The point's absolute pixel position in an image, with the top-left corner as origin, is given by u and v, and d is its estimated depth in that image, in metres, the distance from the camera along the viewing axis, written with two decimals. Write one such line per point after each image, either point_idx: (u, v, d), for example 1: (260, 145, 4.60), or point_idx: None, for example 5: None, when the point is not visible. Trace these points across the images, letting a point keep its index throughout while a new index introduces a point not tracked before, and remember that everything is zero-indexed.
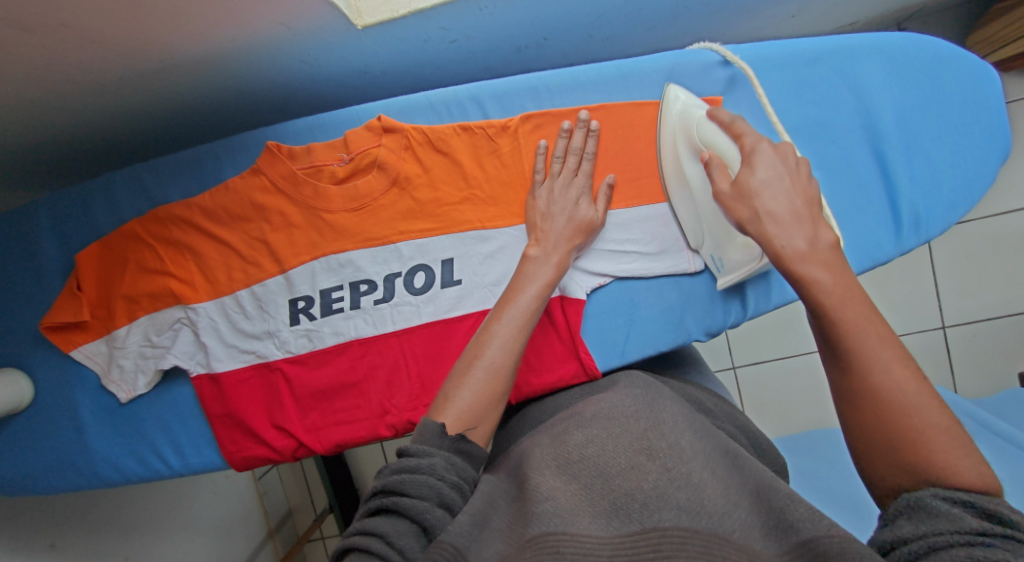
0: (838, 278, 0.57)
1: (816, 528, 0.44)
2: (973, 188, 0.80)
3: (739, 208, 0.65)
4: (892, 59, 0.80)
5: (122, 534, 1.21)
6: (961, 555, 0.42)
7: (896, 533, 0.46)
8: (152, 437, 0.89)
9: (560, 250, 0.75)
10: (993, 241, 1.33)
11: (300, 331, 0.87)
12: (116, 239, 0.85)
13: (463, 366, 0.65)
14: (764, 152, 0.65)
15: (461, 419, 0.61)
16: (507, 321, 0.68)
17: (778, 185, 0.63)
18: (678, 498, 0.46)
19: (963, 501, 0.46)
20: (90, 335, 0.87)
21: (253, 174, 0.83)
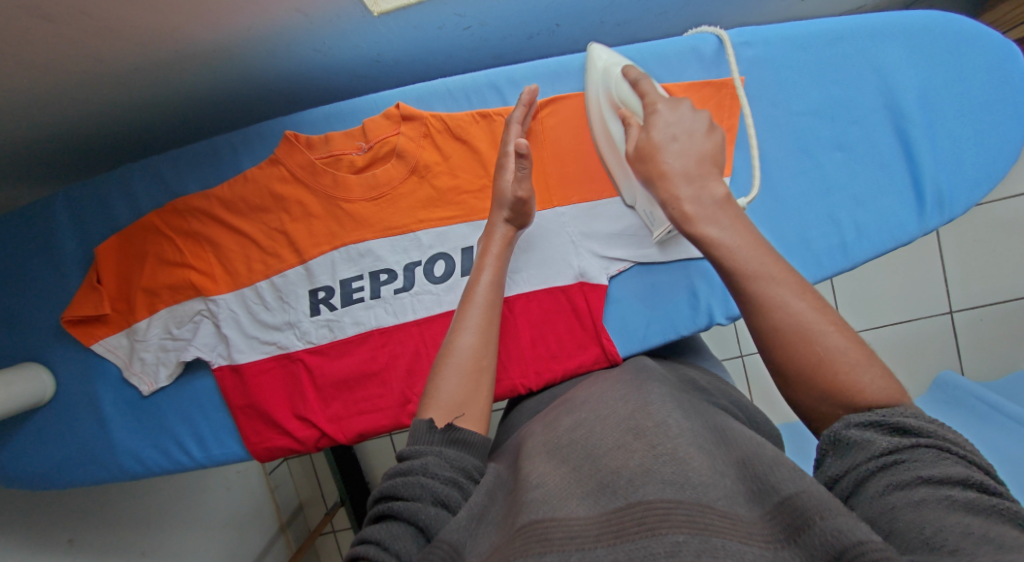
0: (734, 231, 0.58)
1: (793, 485, 0.44)
2: (996, 166, 0.79)
3: (641, 169, 0.64)
4: (915, 37, 0.79)
5: (137, 528, 1.22)
6: (881, 483, 0.44)
7: (826, 473, 0.48)
8: (174, 429, 0.89)
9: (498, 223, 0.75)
10: (1005, 226, 1.33)
11: (321, 321, 0.87)
12: (135, 232, 0.85)
13: (439, 357, 0.65)
14: (661, 113, 0.64)
15: (448, 408, 0.61)
16: (469, 307, 0.68)
17: (678, 142, 0.63)
18: (663, 472, 0.45)
19: (876, 422, 0.47)
20: (112, 328, 0.88)
21: (271, 164, 0.83)
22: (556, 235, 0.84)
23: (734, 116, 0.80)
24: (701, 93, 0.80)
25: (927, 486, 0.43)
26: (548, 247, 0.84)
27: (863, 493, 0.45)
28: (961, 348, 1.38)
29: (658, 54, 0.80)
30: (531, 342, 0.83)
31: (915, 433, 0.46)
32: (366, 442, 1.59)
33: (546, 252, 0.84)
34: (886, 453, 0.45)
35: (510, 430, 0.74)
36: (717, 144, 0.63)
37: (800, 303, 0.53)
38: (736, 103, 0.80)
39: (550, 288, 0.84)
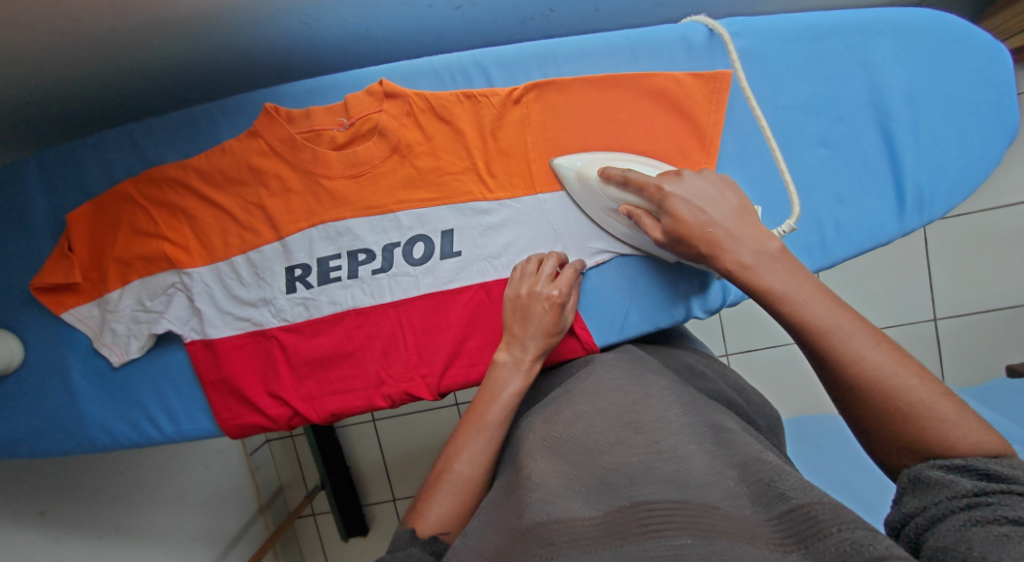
0: (788, 278, 0.62)
1: (805, 496, 0.45)
2: (978, 170, 0.79)
3: (684, 251, 0.69)
4: (905, 34, 0.78)
5: (111, 504, 1.20)
6: (959, 519, 0.48)
7: (903, 510, 0.52)
8: (144, 402, 0.88)
9: (525, 353, 0.73)
10: (992, 234, 1.33)
11: (297, 299, 0.86)
12: (109, 199, 0.83)
13: (434, 478, 0.65)
14: (674, 193, 0.67)
15: (437, 524, 0.62)
16: (475, 435, 0.66)
17: (708, 211, 0.66)
18: (665, 471, 0.48)
19: (961, 466, 0.51)
20: (82, 297, 0.86)
21: (250, 137, 0.81)
22: (538, 222, 0.83)
23: (721, 108, 0.79)
24: (690, 83, 0.79)
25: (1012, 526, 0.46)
26: (529, 233, 0.83)
27: (940, 527, 0.48)
28: (942, 355, 1.39)
29: (647, 42, 0.79)
30: None
31: (1004, 480, 0.49)
32: (350, 428, 1.61)
33: (526, 238, 0.83)
34: (969, 493, 0.49)
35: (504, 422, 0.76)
36: (735, 195, 0.68)
37: (810, 311, 0.60)
38: (723, 96, 0.79)
39: None
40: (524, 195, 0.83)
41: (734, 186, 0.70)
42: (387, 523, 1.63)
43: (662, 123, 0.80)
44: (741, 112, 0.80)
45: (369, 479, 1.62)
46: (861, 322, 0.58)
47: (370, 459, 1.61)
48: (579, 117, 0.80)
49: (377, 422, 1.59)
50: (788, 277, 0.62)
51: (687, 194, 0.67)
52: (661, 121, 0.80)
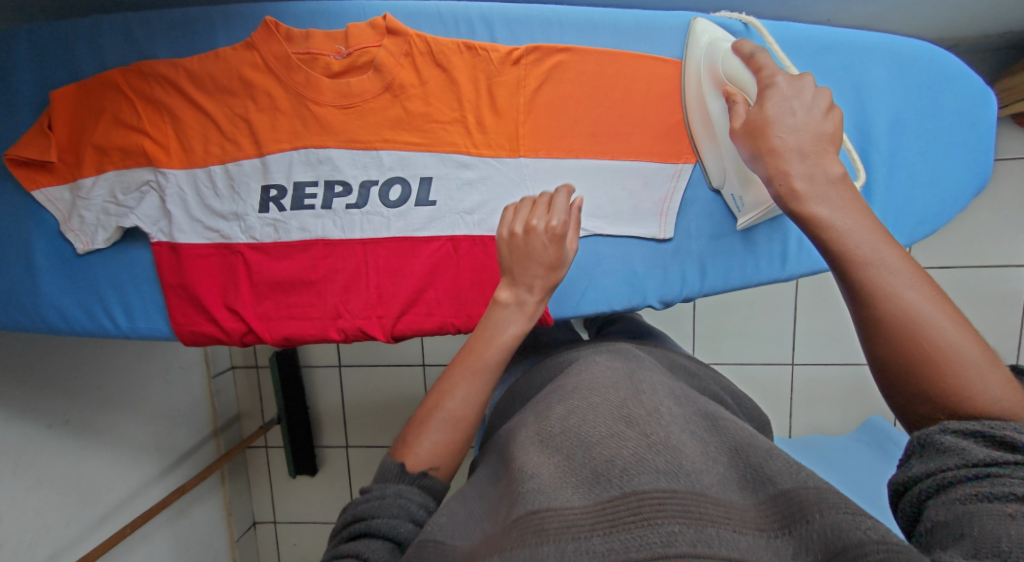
0: (851, 216, 0.58)
1: (791, 479, 0.51)
2: (943, 209, 0.81)
3: (752, 143, 0.64)
4: (901, 63, 0.79)
5: (66, 399, 1.22)
6: (967, 491, 0.47)
7: (909, 473, 0.51)
8: (102, 294, 0.89)
9: (530, 296, 0.69)
10: (968, 292, 1.35)
11: (267, 220, 0.86)
12: (95, 86, 0.83)
13: (424, 414, 0.66)
14: (780, 86, 0.64)
15: (424, 461, 0.64)
16: (470, 375, 0.67)
17: (792, 116, 0.62)
18: (657, 462, 0.51)
19: (978, 432, 0.49)
20: (56, 179, 0.86)
21: (245, 48, 0.81)
22: (515, 185, 0.84)
23: None
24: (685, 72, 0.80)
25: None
26: (504, 193, 0.84)
27: (946, 494, 0.48)
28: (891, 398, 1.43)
29: (652, 26, 0.79)
30: (468, 284, 0.86)
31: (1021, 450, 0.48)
32: (315, 368, 1.62)
33: (499, 200, 0.85)
34: (984, 461, 0.48)
35: (502, 418, 0.78)
36: (834, 120, 0.62)
37: (910, 294, 0.54)
38: None
39: (496, 235, 0.85)
40: (507, 157, 0.83)
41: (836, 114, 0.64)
42: (337, 465, 1.67)
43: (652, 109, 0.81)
44: None
45: (324, 421, 1.65)
46: (941, 299, 0.54)
47: (327, 400, 1.64)
48: (570, 88, 0.81)
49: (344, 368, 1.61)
50: (837, 205, 0.58)
51: (787, 96, 0.63)
52: (651, 107, 0.81)
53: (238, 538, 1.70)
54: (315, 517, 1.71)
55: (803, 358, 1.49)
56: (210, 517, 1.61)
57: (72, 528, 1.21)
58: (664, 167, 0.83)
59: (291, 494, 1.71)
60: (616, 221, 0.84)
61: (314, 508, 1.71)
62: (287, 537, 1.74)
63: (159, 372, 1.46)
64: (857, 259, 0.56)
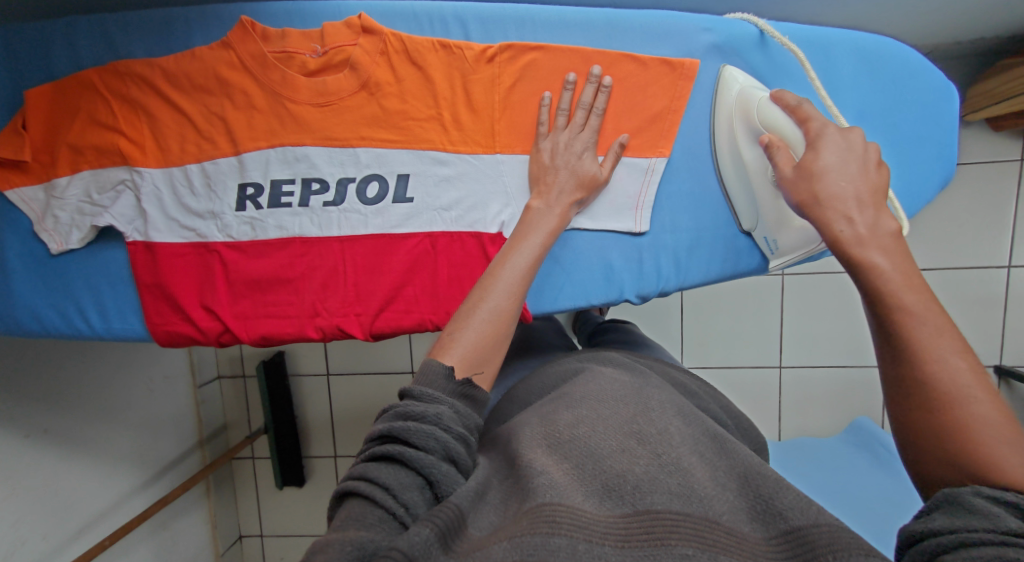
0: (899, 266, 0.59)
1: (804, 517, 0.50)
2: (912, 200, 0.82)
3: (804, 191, 0.67)
4: (865, 58, 0.81)
5: (45, 408, 1.20)
6: (989, 553, 0.44)
7: (927, 524, 0.48)
8: (77, 295, 0.88)
9: (561, 200, 0.77)
10: (947, 293, 1.37)
11: (244, 218, 0.86)
12: (71, 85, 0.83)
13: (468, 309, 0.66)
14: (831, 136, 0.67)
15: (468, 363, 0.63)
16: (509, 268, 0.70)
17: (849, 168, 0.65)
18: (669, 484, 0.52)
19: (1007, 502, 0.47)
20: (30, 179, 0.86)
21: (222, 47, 0.81)
22: (491, 181, 0.85)
23: (684, 97, 0.82)
24: (657, 68, 0.81)
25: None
26: (481, 189, 0.85)
27: (967, 551, 0.44)
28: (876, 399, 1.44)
29: (624, 23, 0.81)
30: (447, 281, 0.86)
31: None
32: (302, 378, 1.61)
33: (477, 196, 0.85)
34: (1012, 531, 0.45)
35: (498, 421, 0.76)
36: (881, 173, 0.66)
37: (956, 360, 0.54)
38: (688, 84, 0.82)
39: (473, 231, 0.86)
40: (483, 153, 0.84)
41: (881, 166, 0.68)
42: (325, 476, 1.65)
43: (626, 103, 0.82)
44: (699, 108, 0.83)
45: (311, 431, 1.63)
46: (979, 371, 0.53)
47: (314, 410, 1.62)
48: (539, 85, 0.82)
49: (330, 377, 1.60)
50: (894, 255, 0.60)
51: (839, 145, 0.67)
52: (626, 103, 0.82)
53: (224, 552, 1.66)
54: (303, 530, 1.69)
55: (790, 360, 1.50)
56: (195, 530, 1.59)
57: (49, 541, 1.18)
58: (639, 160, 0.83)
59: (278, 506, 1.69)
60: (595, 215, 0.84)
61: (302, 521, 1.68)
62: (274, 551, 1.71)
63: (142, 381, 1.44)
64: (910, 312, 0.56)
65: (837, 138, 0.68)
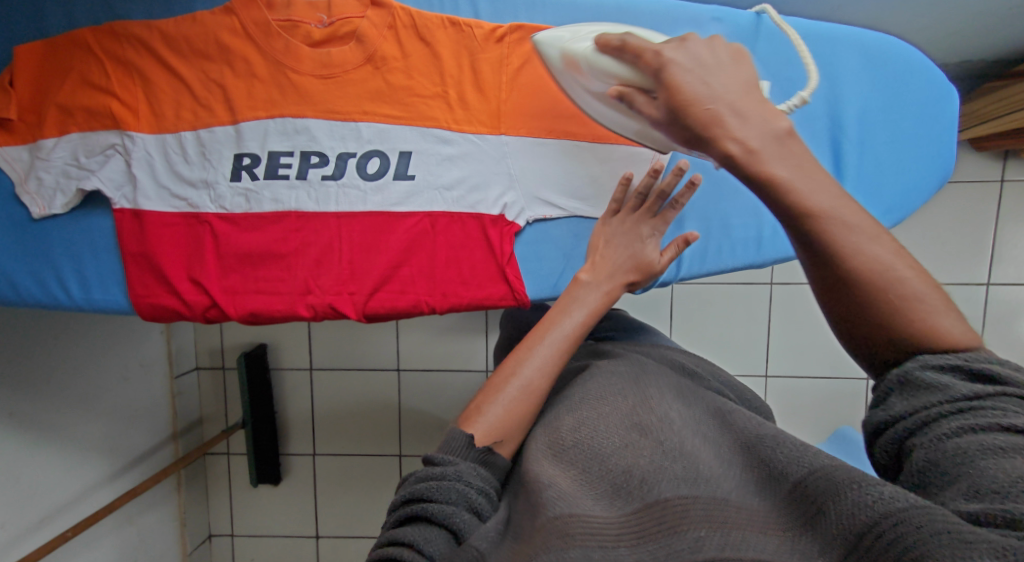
0: (801, 171, 0.50)
1: (803, 469, 0.49)
2: (910, 197, 0.84)
3: (683, 131, 0.55)
4: (868, 56, 0.82)
5: (12, 390, 1.14)
6: (951, 425, 0.46)
7: (890, 412, 0.50)
8: (58, 263, 0.85)
9: (614, 280, 0.75)
10: None
11: (239, 189, 0.84)
12: (64, 43, 0.80)
13: (499, 381, 0.67)
14: (677, 58, 0.55)
15: (491, 432, 0.63)
16: (543, 345, 0.69)
17: (718, 83, 0.53)
18: (674, 469, 0.51)
19: (956, 364, 0.48)
20: (15, 139, 0.83)
21: (225, 13, 0.79)
22: (496, 163, 0.84)
23: None
24: None
25: (1002, 434, 0.45)
26: (485, 172, 0.84)
27: (930, 431, 0.47)
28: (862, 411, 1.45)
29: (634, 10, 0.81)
30: (446, 263, 0.85)
31: (997, 379, 0.47)
32: (284, 371, 1.56)
33: (480, 177, 0.84)
34: (965, 397, 0.47)
35: None
36: (745, 67, 0.55)
37: (875, 245, 0.49)
38: None
39: (474, 213, 0.84)
40: (487, 134, 0.83)
41: (751, 66, 0.56)
42: (301, 475, 1.60)
43: None
44: None
45: (290, 426, 1.59)
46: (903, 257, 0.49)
47: (294, 404, 1.58)
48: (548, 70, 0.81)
49: (313, 371, 1.56)
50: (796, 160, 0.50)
51: (682, 59, 0.55)
52: None
53: (192, 551, 1.60)
54: (276, 529, 1.63)
55: (777, 369, 1.50)
56: (162, 528, 1.52)
57: (8, 529, 1.12)
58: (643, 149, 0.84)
59: (251, 504, 1.63)
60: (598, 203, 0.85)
61: (276, 520, 1.63)
62: (244, 550, 1.65)
63: (115, 366, 1.39)
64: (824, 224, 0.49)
65: (676, 50, 0.56)
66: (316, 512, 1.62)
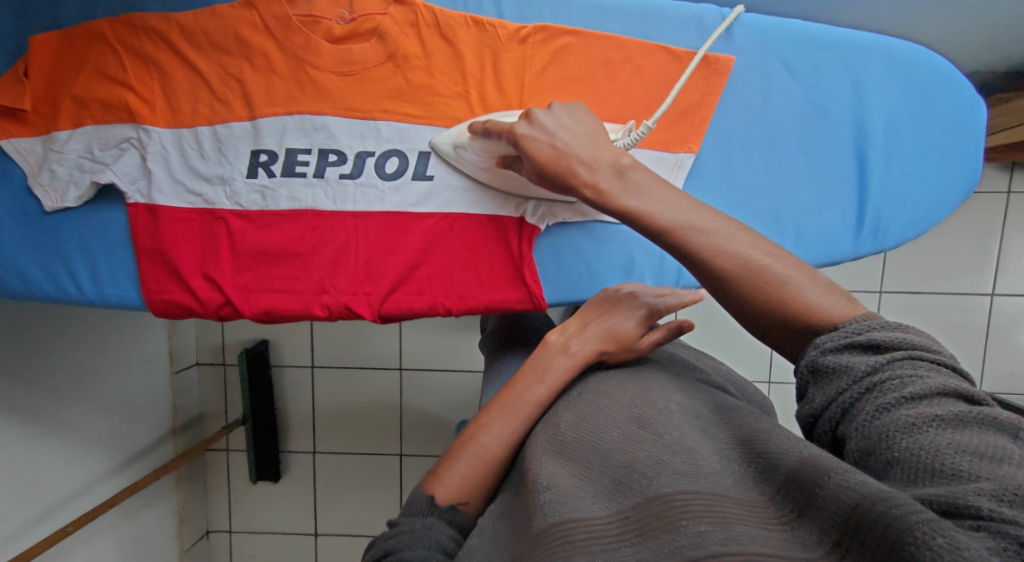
0: (652, 197, 0.60)
1: (797, 455, 0.47)
2: (935, 209, 0.83)
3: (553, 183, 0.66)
4: (896, 65, 0.81)
5: (15, 385, 1.13)
6: (867, 407, 0.46)
7: (813, 405, 0.50)
8: (71, 258, 0.84)
9: (584, 343, 0.71)
10: (944, 315, 1.38)
11: (255, 186, 0.83)
12: (80, 34, 0.79)
13: (459, 445, 0.65)
14: (527, 129, 0.67)
15: (453, 491, 0.62)
16: (502, 412, 0.66)
17: (568, 142, 0.65)
18: (675, 463, 0.49)
19: (847, 342, 0.49)
20: (28, 131, 0.81)
21: (244, 7, 0.78)
22: None
23: (717, 93, 0.79)
24: (691, 64, 0.79)
25: (910, 405, 0.45)
26: None
27: (852, 420, 0.47)
28: None
29: (661, 13, 0.79)
30: (463, 265, 0.84)
31: (887, 345, 0.48)
32: (286, 367, 1.55)
33: None
34: (867, 373, 0.47)
35: None
36: (588, 119, 0.67)
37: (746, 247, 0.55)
38: (721, 81, 0.79)
39: (494, 217, 0.84)
40: None
41: (594, 119, 0.67)
42: (301, 472, 1.60)
43: (657, 96, 0.80)
44: (734, 104, 0.80)
45: (292, 423, 1.58)
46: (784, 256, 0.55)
47: (296, 401, 1.57)
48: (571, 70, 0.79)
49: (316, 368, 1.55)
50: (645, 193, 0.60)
51: (537, 131, 0.66)
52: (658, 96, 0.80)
53: (190, 546, 1.60)
54: (276, 526, 1.63)
55: (782, 375, 1.50)
56: (161, 523, 1.52)
57: (9, 524, 1.11)
58: (667, 155, 0.80)
59: (249, 500, 1.63)
60: None
61: (276, 517, 1.62)
62: (243, 546, 1.65)
63: (116, 360, 1.38)
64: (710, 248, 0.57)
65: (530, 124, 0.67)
66: (316, 508, 1.61)
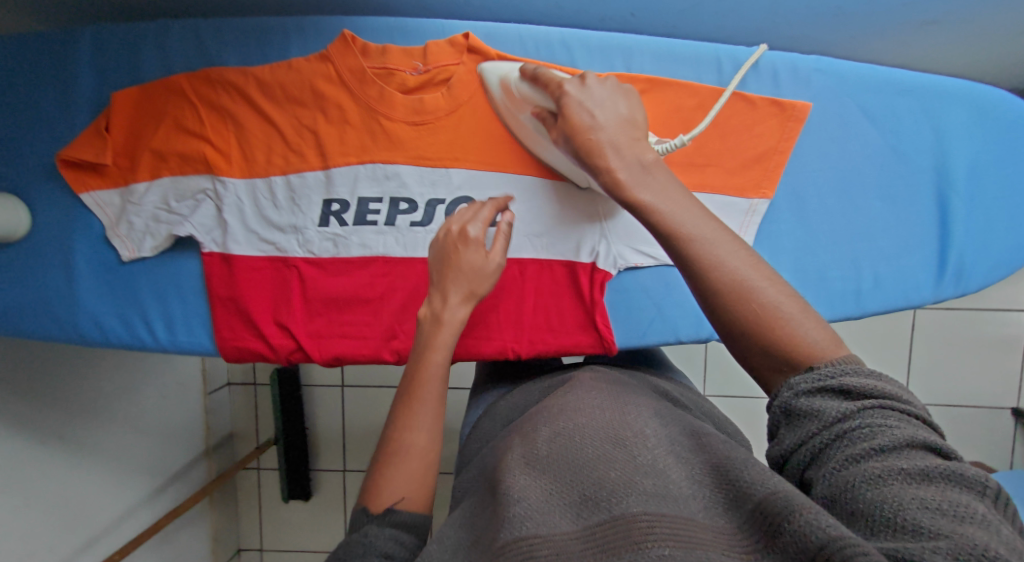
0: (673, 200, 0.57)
1: (765, 487, 0.41)
2: (1017, 254, 0.86)
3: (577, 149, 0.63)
4: (978, 112, 0.83)
5: (65, 416, 1.14)
6: (837, 455, 0.43)
7: (782, 447, 0.48)
8: (143, 303, 0.85)
9: (452, 308, 0.68)
10: (996, 340, 1.34)
11: (327, 234, 0.84)
12: (158, 89, 0.80)
13: (381, 456, 0.61)
14: (574, 93, 0.65)
15: (382, 497, 0.58)
16: (419, 410, 0.63)
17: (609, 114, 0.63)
18: (646, 483, 0.43)
19: (820, 385, 0.47)
20: (106, 182, 0.83)
21: (320, 60, 0.79)
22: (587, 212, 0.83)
23: (791, 139, 0.80)
24: (767, 109, 0.80)
25: (879, 458, 0.42)
26: (574, 219, 0.83)
27: (820, 467, 0.44)
28: None
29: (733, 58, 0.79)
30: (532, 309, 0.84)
31: (861, 392, 0.45)
32: (316, 388, 1.55)
33: (570, 222, 0.83)
34: (837, 420, 0.44)
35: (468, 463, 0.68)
36: (636, 108, 0.65)
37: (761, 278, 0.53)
38: (797, 127, 0.80)
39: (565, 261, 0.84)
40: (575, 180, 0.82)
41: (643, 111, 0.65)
42: (335, 495, 1.59)
43: (727, 138, 0.79)
44: (808, 150, 0.81)
45: (325, 447, 1.58)
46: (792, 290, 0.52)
47: (327, 424, 1.57)
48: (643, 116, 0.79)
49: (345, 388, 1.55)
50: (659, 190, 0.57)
51: (587, 97, 0.64)
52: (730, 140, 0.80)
53: None
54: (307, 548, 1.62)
55: None
56: (195, 546, 1.52)
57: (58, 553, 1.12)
58: (741, 200, 0.81)
59: (282, 523, 1.62)
60: None
61: (308, 540, 1.61)
62: None
63: (156, 386, 1.39)
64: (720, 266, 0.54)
65: (579, 90, 0.65)
66: None
